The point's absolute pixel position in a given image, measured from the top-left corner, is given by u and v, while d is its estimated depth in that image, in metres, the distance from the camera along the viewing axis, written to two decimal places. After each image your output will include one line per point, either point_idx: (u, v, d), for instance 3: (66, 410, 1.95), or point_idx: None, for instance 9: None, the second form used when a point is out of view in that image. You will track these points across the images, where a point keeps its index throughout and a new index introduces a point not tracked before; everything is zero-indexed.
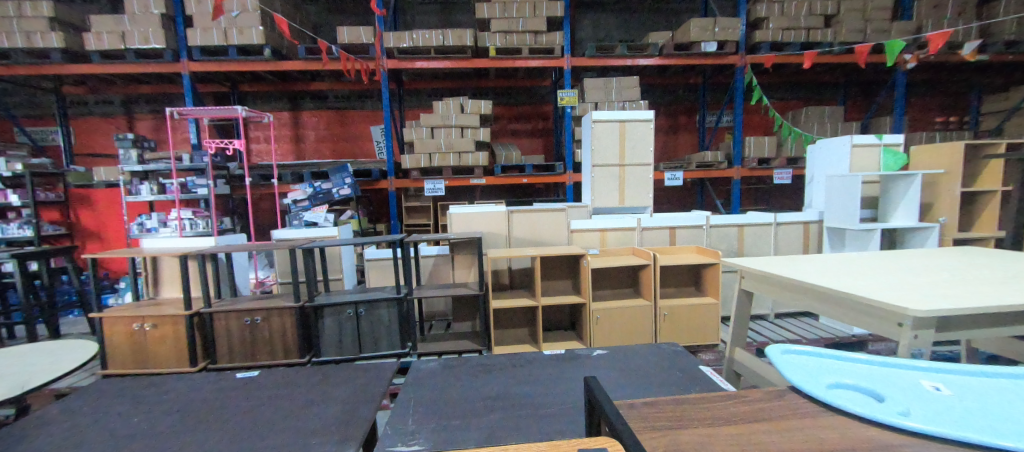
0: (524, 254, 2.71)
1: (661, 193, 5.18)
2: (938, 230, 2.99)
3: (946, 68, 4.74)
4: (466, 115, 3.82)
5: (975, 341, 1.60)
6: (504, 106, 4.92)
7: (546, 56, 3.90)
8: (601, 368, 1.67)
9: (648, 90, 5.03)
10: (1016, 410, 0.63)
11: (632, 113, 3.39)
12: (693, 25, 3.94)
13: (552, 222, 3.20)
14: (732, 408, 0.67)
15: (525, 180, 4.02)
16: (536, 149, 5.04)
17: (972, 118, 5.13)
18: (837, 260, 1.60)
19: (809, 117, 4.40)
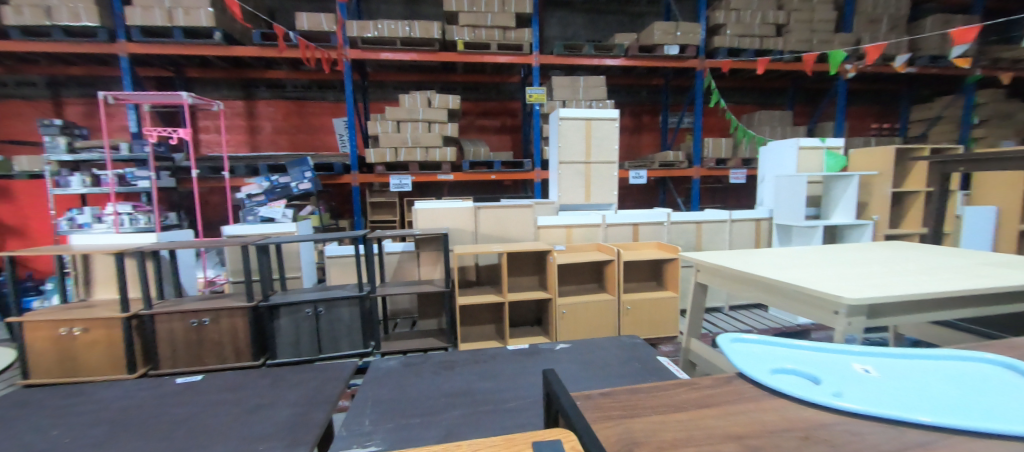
0: (491, 250, 2.70)
1: (624, 192, 5.32)
2: (872, 227, 3.23)
3: (880, 78, 5.11)
4: (433, 109, 3.75)
5: (902, 328, 1.73)
6: (472, 101, 4.87)
7: (515, 52, 3.89)
8: (562, 361, 1.69)
9: (614, 90, 5.12)
10: (933, 389, 0.69)
11: (598, 111, 3.43)
12: (656, 28, 4.04)
13: (518, 219, 3.20)
14: (682, 395, 0.69)
15: (493, 176, 4.01)
16: (505, 145, 5.03)
17: (902, 125, 5.57)
18: (786, 254, 1.69)
19: (762, 120, 4.64)
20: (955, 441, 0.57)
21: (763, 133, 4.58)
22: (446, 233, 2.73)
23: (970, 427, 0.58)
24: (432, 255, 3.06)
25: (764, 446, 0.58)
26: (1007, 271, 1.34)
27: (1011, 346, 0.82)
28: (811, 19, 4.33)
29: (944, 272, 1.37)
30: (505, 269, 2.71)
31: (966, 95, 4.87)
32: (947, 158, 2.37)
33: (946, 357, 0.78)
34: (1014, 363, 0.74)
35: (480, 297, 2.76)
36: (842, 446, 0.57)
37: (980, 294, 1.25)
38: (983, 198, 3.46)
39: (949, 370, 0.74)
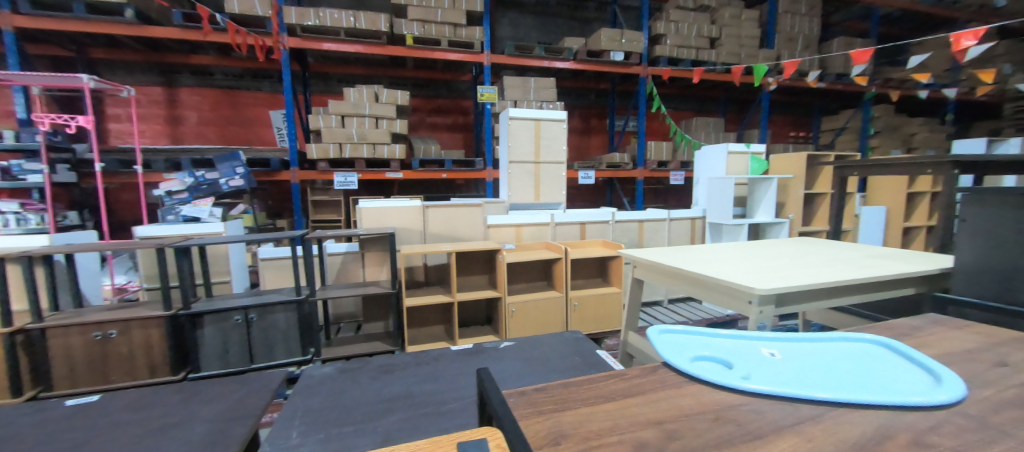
0: (440, 250, 2.65)
1: (574, 192, 5.45)
2: (788, 225, 3.56)
3: (797, 90, 5.64)
4: (380, 105, 3.61)
5: (809, 314, 1.92)
6: (422, 98, 4.76)
7: (466, 50, 3.85)
8: (505, 359, 1.70)
9: (564, 92, 5.23)
10: (827, 368, 0.76)
11: (547, 112, 3.49)
12: (604, 35, 4.18)
13: (468, 218, 3.18)
14: (611, 385, 0.72)
15: (444, 175, 3.94)
16: (456, 143, 4.96)
17: (815, 134, 6.17)
18: (713, 251, 1.82)
19: (698, 126, 4.95)
20: (840, 413, 0.64)
21: (699, 138, 4.89)
22: (394, 232, 2.65)
23: (855, 401, 0.65)
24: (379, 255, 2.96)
25: (681, 429, 0.61)
26: (890, 263, 1.53)
27: (890, 327, 0.94)
28: (739, 35, 4.67)
29: (842, 264, 1.53)
30: (454, 269, 2.68)
31: (865, 109, 5.50)
32: (846, 164, 2.67)
33: (836, 339, 0.88)
34: (888, 342, 0.84)
35: (428, 298, 2.70)
36: (748, 425, 0.62)
37: (868, 283, 1.41)
38: (877, 199, 3.93)
39: (837, 351, 0.83)
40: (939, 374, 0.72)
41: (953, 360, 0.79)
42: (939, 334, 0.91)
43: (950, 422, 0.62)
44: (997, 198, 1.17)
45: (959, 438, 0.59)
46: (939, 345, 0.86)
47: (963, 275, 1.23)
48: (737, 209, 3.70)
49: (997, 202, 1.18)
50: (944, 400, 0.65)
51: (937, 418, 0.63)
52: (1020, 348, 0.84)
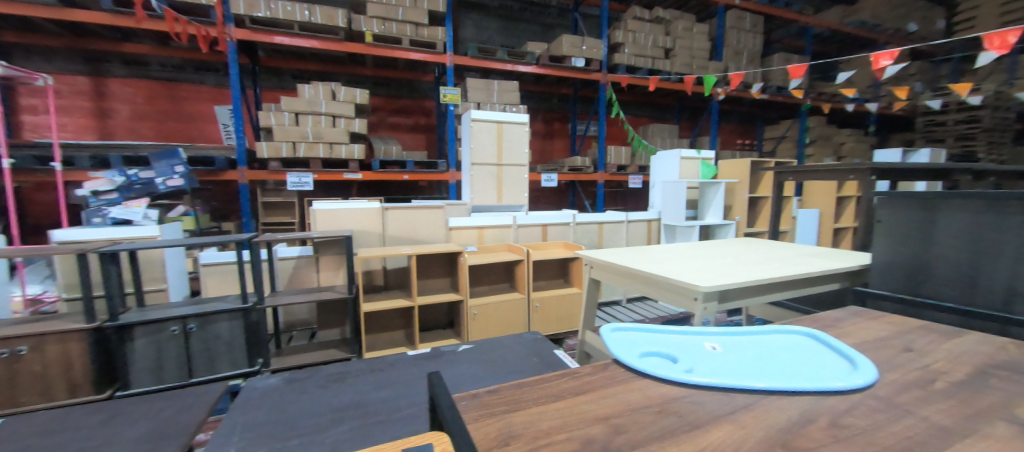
0: (399, 252, 2.59)
1: (536, 194, 5.50)
2: (735, 227, 3.77)
3: (743, 100, 5.99)
4: (338, 103, 3.48)
5: (751, 309, 2.05)
6: (382, 97, 4.62)
7: (428, 50, 3.78)
8: (463, 362, 1.68)
9: (527, 95, 5.27)
10: (762, 359, 0.81)
11: (509, 115, 3.51)
12: (565, 41, 4.26)
13: (429, 221, 3.14)
14: (561, 384, 0.73)
15: (406, 177, 3.84)
16: (418, 145, 4.87)
17: (759, 142, 6.58)
18: (663, 250, 1.90)
19: (654, 132, 5.15)
20: (770, 400, 0.68)
21: (656, 144, 5.08)
22: (351, 235, 2.55)
23: (786, 389, 0.69)
24: (335, 258, 2.84)
25: (626, 424, 0.63)
26: (818, 260, 1.66)
27: (817, 320, 1.02)
28: (691, 47, 4.90)
29: (778, 262, 1.63)
30: (414, 272, 2.62)
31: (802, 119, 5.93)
32: (783, 169, 2.87)
33: (770, 331, 0.94)
34: (816, 333, 0.91)
35: (388, 302, 2.63)
36: (688, 416, 0.65)
37: (798, 279, 1.52)
38: (812, 202, 4.25)
39: (769, 343, 0.89)
40: (857, 361, 0.79)
41: (869, 348, 0.87)
42: (857, 324, 1.00)
43: (863, 403, 0.68)
44: (904, 201, 1.28)
45: (870, 418, 0.64)
46: (857, 334, 0.94)
47: (878, 270, 1.35)
48: (689, 211, 3.88)
49: (906, 205, 1.28)
50: (859, 384, 0.71)
51: (852, 400, 0.68)
52: (923, 335, 0.94)
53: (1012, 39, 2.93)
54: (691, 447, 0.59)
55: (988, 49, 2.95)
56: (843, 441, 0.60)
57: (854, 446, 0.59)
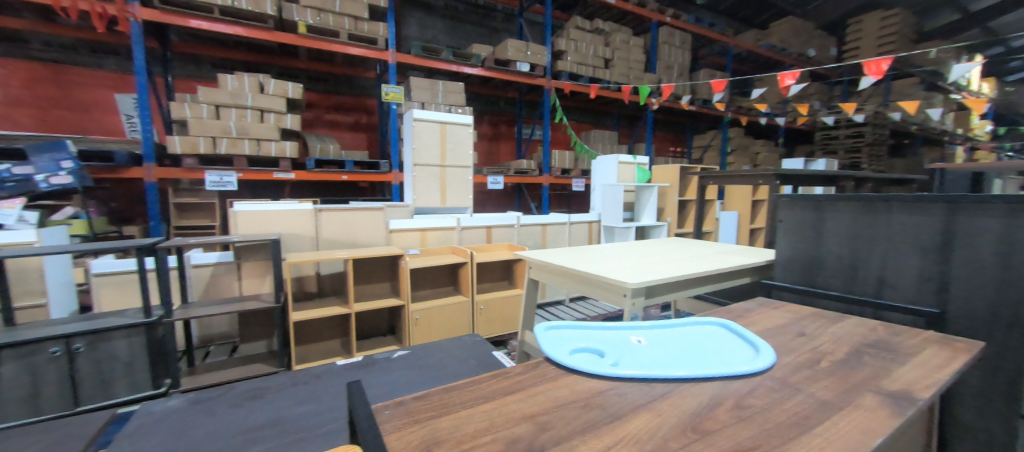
0: (335, 257, 2.47)
1: (483, 196, 5.45)
2: (667, 228, 4.02)
3: (673, 110, 6.39)
4: (267, 97, 3.22)
5: (680, 303, 2.19)
6: (318, 93, 4.32)
7: (368, 45, 3.62)
8: (397, 370, 1.63)
9: (472, 97, 5.22)
10: (682, 350, 0.87)
11: (452, 116, 3.47)
12: (510, 45, 4.29)
13: (368, 223, 3.02)
14: (491, 385, 0.73)
15: (344, 177, 3.65)
16: (360, 144, 4.60)
17: (688, 149, 7.06)
18: (600, 250, 1.96)
19: (595, 138, 5.33)
20: (685, 387, 0.72)
21: (597, 149, 5.26)
22: (280, 239, 2.37)
23: (703, 376, 0.75)
24: (261, 264, 2.63)
25: (551, 420, 0.64)
26: (733, 257, 1.82)
27: (730, 310, 1.11)
28: (628, 58, 5.14)
29: (698, 259, 1.76)
30: (350, 277, 2.50)
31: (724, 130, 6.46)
32: (706, 174, 3.11)
33: (690, 323, 1.00)
34: (728, 323, 0.99)
35: (320, 311, 2.48)
36: (610, 407, 0.67)
37: (716, 274, 1.64)
38: (732, 205, 4.64)
39: (688, 333, 0.95)
40: (760, 347, 0.87)
41: (772, 334, 0.96)
42: (764, 313, 1.10)
43: (762, 385, 0.74)
44: (799, 202, 1.44)
45: (767, 397, 0.71)
46: (762, 323, 1.03)
47: (781, 265, 1.49)
48: (626, 213, 4.08)
49: (803, 206, 1.43)
50: (761, 367, 0.78)
51: (754, 382, 0.75)
52: (815, 320, 1.05)
53: (885, 66, 3.41)
54: (611, 436, 0.61)
55: (866, 74, 3.40)
56: (744, 420, 0.65)
57: (753, 424, 0.64)
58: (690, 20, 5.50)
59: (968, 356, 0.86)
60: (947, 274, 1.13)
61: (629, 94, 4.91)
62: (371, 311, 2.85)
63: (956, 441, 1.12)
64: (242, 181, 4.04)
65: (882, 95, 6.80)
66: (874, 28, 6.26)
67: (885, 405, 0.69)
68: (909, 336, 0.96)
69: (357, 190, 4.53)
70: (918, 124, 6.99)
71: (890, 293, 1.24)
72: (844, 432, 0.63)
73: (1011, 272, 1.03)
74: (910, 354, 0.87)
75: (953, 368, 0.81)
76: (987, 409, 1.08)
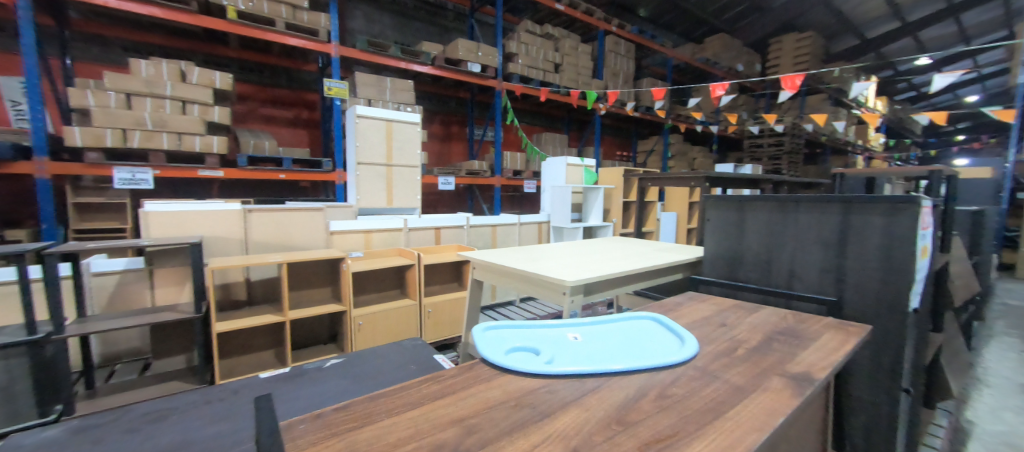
0: (267, 261, 2.29)
1: (435, 198, 5.33)
2: (611, 227, 4.16)
3: (617, 116, 6.64)
4: (189, 86, 2.92)
5: (624, 299, 2.27)
6: (253, 85, 3.98)
7: (309, 37, 3.40)
8: (329, 379, 1.55)
9: (423, 96, 5.10)
10: (615, 345, 0.89)
11: (398, 114, 3.37)
12: (461, 45, 4.24)
13: (307, 225, 2.85)
14: (420, 390, 0.70)
15: (282, 176, 3.38)
16: (300, 141, 4.29)
17: (634, 154, 7.36)
18: (544, 250, 1.98)
19: (546, 141, 5.41)
20: (613, 381, 0.74)
21: (548, 151, 5.35)
22: (200, 242, 2.16)
23: (631, 369, 0.78)
24: (178, 270, 2.38)
25: (479, 423, 0.63)
26: (667, 254, 1.92)
27: (662, 305, 1.16)
28: (577, 64, 5.27)
29: (635, 257, 1.83)
30: (285, 283, 2.33)
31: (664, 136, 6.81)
32: (645, 176, 3.26)
33: (625, 318, 1.04)
34: (659, 317, 1.03)
35: (248, 319, 2.30)
36: (541, 406, 0.67)
37: (650, 271, 1.72)
38: (672, 206, 4.90)
39: (621, 328, 0.99)
40: (685, 338, 0.92)
41: (697, 327, 1.02)
42: (692, 306, 1.17)
43: (684, 374, 0.78)
44: (722, 202, 1.54)
45: (689, 385, 0.75)
46: (690, 315, 1.10)
47: (709, 261, 1.59)
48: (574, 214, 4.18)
49: (727, 205, 1.54)
50: (684, 357, 0.83)
51: (677, 372, 0.79)
52: (735, 311, 1.13)
53: (799, 82, 3.76)
54: (539, 434, 0.61)
55: (783, 88, 3.73)
56: (665, 410, 0.67)
57: (674, 413, 0.67)
58: (634, 31, 5.75)
59: (859, 338, 0.96)
60: (844, 266, 1.27)
61: (577, 98, 5.03)
62: (309, 318, 2.70)
63: (851, 414, 1.27)
64: (160, 179, 3.64)
65: (798, 108, 7.51)
66: (791, 47, 6.96)
67: (788, 387, 0.75)
68: (812, 322, 1.06)
69: (296, 190, 4.24)
70: (827, 134, 7.80)
71: (799, 285, 1.36)
72: (752, 414, 0.67)
73: (894, 263, 1.17)
74: (812, 339, 0.96)
75: (845, 350, 0.91)
76: (874, 385, 1.22)
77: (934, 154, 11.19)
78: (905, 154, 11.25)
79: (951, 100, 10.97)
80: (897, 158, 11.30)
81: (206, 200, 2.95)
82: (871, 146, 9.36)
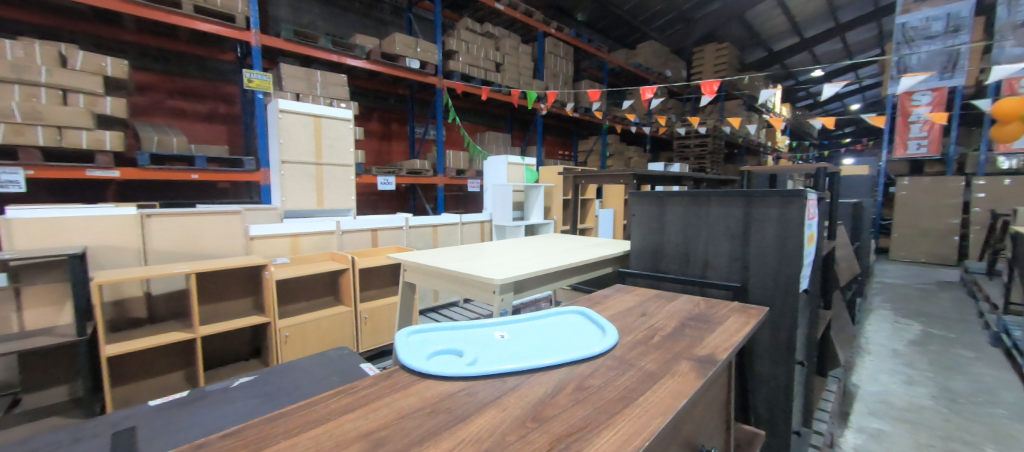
0: (173, 272, 2.04)
1: (377, 199, 5.08)
2: (552, 224, 4.27)
3: (557, 117, 6.78)
4: (71, 72, 2.50)
5: (564, 294, 2.31)
6: (157, 74, 3.44)
7: (224, 22, 3.08)
8: (242, 400, 1.42)
9: (359, 92, 4.84)
10: (539, 341, 0.90)
11: (328, 109, 3.18)
12: (398, 40, 4.09)
13: (221, 230, 2.60)
14: (329, 405, 0.66)
15: (194, 176, 3.03)
16: (216, 138, 3.77)
17: (575, 153, 7.58)
18: (481, 249, 1.97)
19: (489, 140, 5.40)
20: (532, 378, 0.75)
21: (491, 150, 5.34)
22: (82, 253, 1.88)
23: (551, 364, 0.79)
24: (55, 286, 2.06)
25: (389, 434, 0.59)
26: (598, 249, 1.99)
27: (590, 297, 1.19)
28: (518, 64, 5.30)
29: (566, 253, 1.87)
30: (194, 295, 2.09)
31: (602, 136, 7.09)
32: (581, 174, 3.35)
33: (553, 314, 1.05)
34: (585, 311, 1.06)
35: (148, 338, 2.04)
36: (457, 410, 0.65)
37: (579, 266, 1.77)
38: (610, 203, 5.11)
39: (548, 323, 1.00)
40: (606, 329, 0.95)
41: (620, 317, 1.06)
42: (618, 298, 1.22)
43: (603, 364, 0.81)
44: (645, 198, 1.63)
45: (605, 375, 0.77)
46: (614, 307, 1.14)
47: (635, 255, 1.67)
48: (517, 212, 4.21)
49: (648, 201, 1.62)
50: (604, 348, 0.86)
51: (596, 364, 0.81)
52: (656, 301, 1.20)
53: (717, 87, 4.09)
54: (452, 439, 0.59)
55: (703, 93, 4.04)
56: (580, 402, 0.69)
57: (588, 405, 0.68)
58: (571, 34, 5.91)
59: (758, 320, 1.06)
60: (748, 255, 1.39)
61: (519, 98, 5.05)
62: (225, 334, 2.45)
63: (756, 388, 1.40)
64: (37, 182, 3.11)
65: (718, 112, 8.16)
66: (712, 57, 7.59)
67: (694, 370, 0.80)
68: (720, 307, 1.15)
69: (214, 193, 3.82)
70: (742, 136, 8.58)
71: (712, 273, 1.47)
72: (659, 399, 0.71)
73: (787, 250, 1.30)
74: (719, 323, 1.03)
75: (746, 331, 0.99)
76: (774, 360, 1.36)
77: (828, 154, 12.75)
78: (805, 154, 12.72)
79: (840, 108, 12.57)
80: (799, 157, 12.71)
81: (97, 204, 2.57)
82: (778, 147, 10.43)
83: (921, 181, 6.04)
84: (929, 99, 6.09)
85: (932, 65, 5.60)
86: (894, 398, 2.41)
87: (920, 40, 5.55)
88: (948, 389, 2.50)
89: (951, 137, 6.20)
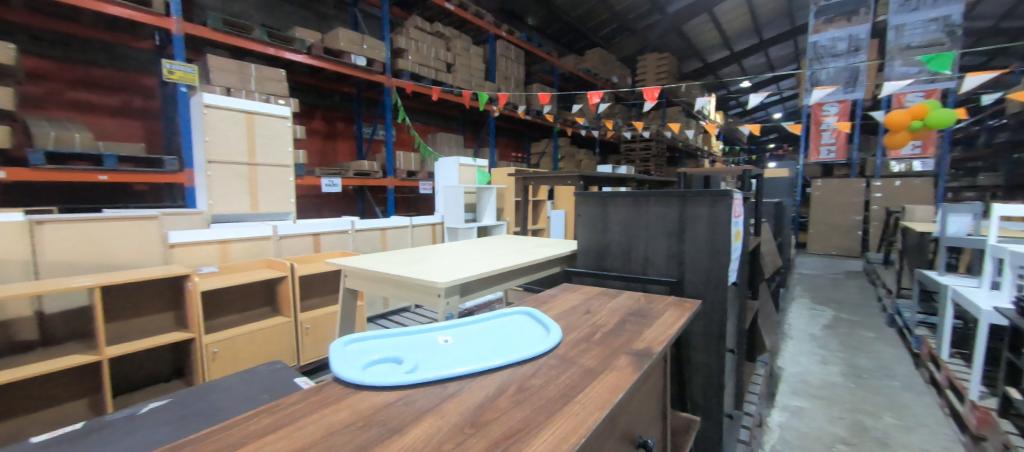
0: (75, 286, 1.80)
1: (321, 201, 4.82)
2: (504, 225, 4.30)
3: (508, 119, 6.81)
4: None
5: (516, 294, 2.32)
6: (54, 61, 3.03)
7: (139, 7, 2.77)
8: (161, 427, 1.28)
9: (299, 88, 4.57)
10: (483, 342, 0.89)
11: (262, 106, 2.97)
12: (341, 35, 3.90)
13: (137, 237, 2.34)
14: (250, 426, 0.61)
15: (102, 177, 2.70)
16: (130, 135, 3.39)
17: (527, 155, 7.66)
18: (428, 252, 1.93)
19: (440, 141, 5.31)
20: (473, 383, 0.73)
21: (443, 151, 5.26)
22: None
23: (494, 366, 0.78)
24: None
25: None
26: (545, 250, 2.01)
27: (537, 297, 1.20)
28: (469, 65, 5.25)
29: (514, 254, 1.88)
30: (100, 312, 1.86)
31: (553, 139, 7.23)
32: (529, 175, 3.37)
33: (499, 315, 1.04)
34: (531, 311, 1.06)
35: (41, 364, 1.78)
36: (391, 422, 0.62)
37: (527, 266, 1.78)
38: (561, 204, 5.22)
39: (494, 325, 0.99)
40: (550, 328, 0.96)
41: (565, 316, 1.07)
42: (564, 297, 1.24)
43: (545, 364, 0.81)
44: (590, 198, 1.67)
45: (547, 375, 0.78)
46: (560, 306, 1.15)
47: (581, 254, 1.70)
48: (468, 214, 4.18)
49: (593, 201, 1.66)
50: (548, 347, 0.86)
51: (538, 363, 0.81)
52: (599, 298, 1.23)
53: (657, 94, 4.29)
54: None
55: (645, 99, 4.23)
56: (520, 404, 0.68)
57: (528, 405, 0.68)
58: (522, 37, 5.98)
59: (691, 313, 1.11)
60: (684, 251, 1.46)
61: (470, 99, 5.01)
62: (140, 353, 2.21)
63: (693, 376, 1.47)
64: None
65: (660, 117, 8.58)
66: (653, 65, 7.95)
67: (631, 364, 0.82)
68: (659, 302, 1.20)
69: (128, 196, 3.45)
70: (682, 140, 9.08)
71: (652, 269, 1.53)
72: (598, 394, 0.72)
73: (718, 246, 1.38)
74: (656, 317, 1.08)
75: (680, 324, 1.04)
76: (708, 349, 1.44)
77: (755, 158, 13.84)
78: (735, 157, 13.74)
79: (764, 116, 13.69)
80: (731, 161, 13.70)
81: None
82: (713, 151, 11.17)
83: (832, 183, 6.73)
84: (836, 110, 6.75)
85: (838, 80, 6.21)
86: (812, 377, 2.66)
87: (829, 57, 6.12)
88: (854, 366, 2.80)
89: (855, 143, 6.95)
